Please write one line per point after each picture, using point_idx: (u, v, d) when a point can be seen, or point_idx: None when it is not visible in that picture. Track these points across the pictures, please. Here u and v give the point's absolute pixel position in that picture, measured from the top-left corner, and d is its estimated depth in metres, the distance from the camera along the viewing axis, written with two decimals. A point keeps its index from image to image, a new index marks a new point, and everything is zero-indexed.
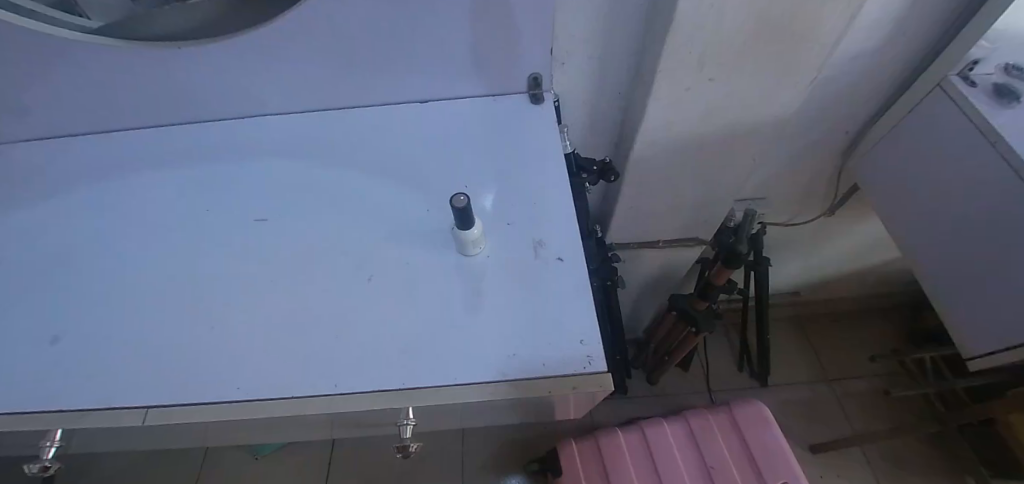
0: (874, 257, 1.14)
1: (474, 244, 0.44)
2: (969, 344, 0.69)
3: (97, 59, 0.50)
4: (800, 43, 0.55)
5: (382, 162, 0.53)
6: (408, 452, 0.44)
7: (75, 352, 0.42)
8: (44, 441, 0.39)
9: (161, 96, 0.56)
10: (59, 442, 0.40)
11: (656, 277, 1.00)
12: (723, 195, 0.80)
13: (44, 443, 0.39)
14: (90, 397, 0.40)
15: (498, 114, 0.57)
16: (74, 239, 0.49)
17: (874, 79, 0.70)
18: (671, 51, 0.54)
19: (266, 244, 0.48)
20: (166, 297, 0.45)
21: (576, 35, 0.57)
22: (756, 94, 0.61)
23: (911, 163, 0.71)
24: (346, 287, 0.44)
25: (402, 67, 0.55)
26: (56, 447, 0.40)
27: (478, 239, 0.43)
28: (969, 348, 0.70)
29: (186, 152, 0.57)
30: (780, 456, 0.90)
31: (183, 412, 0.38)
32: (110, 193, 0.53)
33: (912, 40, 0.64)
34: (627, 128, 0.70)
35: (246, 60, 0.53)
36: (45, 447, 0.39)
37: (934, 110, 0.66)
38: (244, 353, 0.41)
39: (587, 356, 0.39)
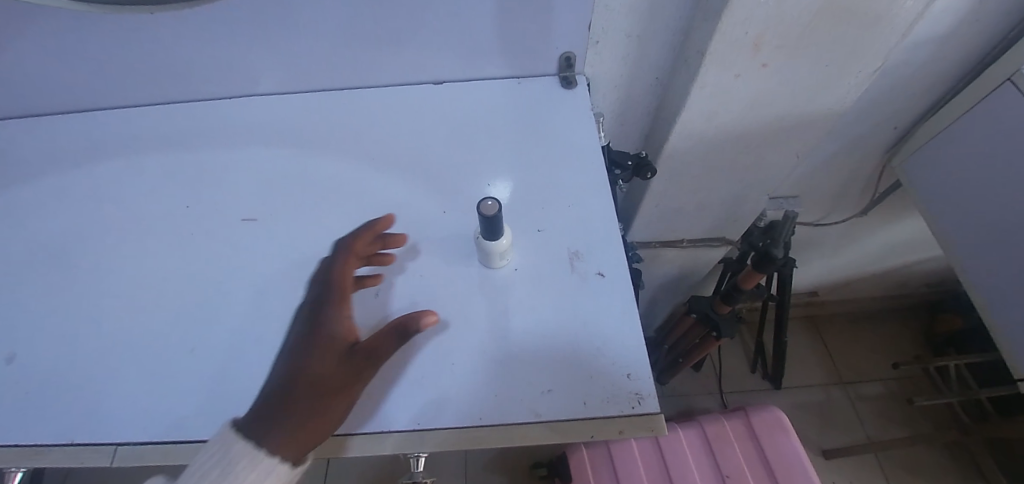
0: (901, 258, 1.09)
1: (500, 255, 0.37)
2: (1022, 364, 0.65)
3: (62, 25, 0.43)
4: (869, 24, 0.47)
5: (391, 154, 0.47)
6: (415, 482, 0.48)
7: (34, 372, 0.36)
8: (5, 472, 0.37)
9: (139, 72, 0.49)
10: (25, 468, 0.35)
11: (675, 277, 0.94)
12: (758, 192, 0.73)
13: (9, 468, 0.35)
14: (51, 429, 0.34)
15: (523, 100, 0.50)
16: (40, 235, 0.43)
17: (934, 70, 0.63)
18: (723, 30, 0.46)
19: (258, 247, 0.42)
20: (141, 308, 0.39)
21: (616, 9, 0.49)
22: (810, 84, 0.55)
23: (969, 166, 0.64)
24: (350, 301, 0.38)
25: (416, 44, 0.48)
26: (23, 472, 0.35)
27: (505, 248, 0.37)
28: None
29: (167, 137, 0.50)
30: (799, 464, 0.86)
31: (153, 453, 0.33)
32: (80, 182, 0.47)
33: (984, 26, 0.57)
34: (662, 118, 0.63)
35: (236, 30, 0.45)
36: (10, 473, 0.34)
37: (1000, 108, 0.58)
38: (230, 381, 0.35)
39: (636, 394, 0.32)
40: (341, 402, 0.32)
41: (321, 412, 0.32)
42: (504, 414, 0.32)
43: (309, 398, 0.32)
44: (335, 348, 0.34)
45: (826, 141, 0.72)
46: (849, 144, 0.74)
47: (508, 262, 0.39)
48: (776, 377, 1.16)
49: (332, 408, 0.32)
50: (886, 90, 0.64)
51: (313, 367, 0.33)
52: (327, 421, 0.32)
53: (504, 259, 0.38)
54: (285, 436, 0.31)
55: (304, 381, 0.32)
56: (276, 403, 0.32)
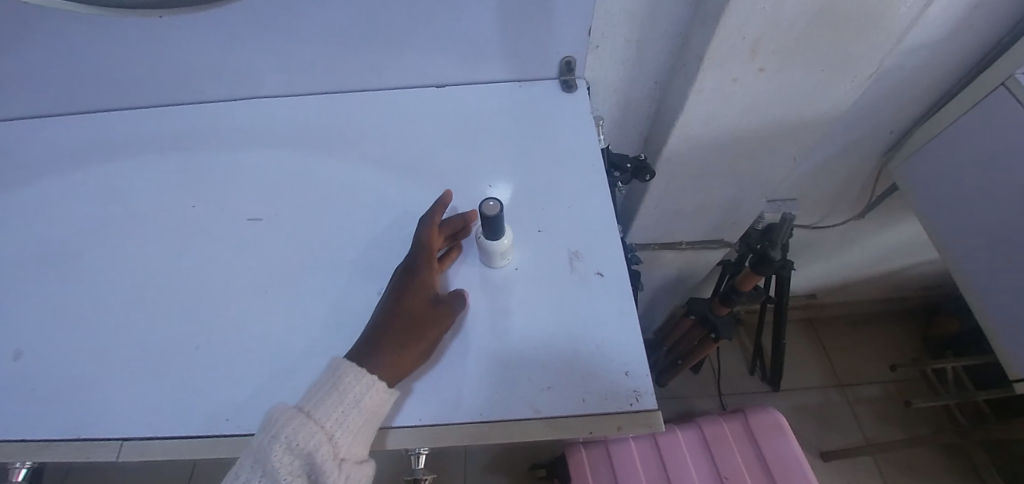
0: (898, 261, 1.09)
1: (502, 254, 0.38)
2: (1016, 365, 0.66)
3: (71, 27, 0.44)
4: (864, 30, 0.48)
5: (393, 155, 0.47)
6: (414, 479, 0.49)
7: (42, 368, 0.37)
8: (11, 467, 0.37)
9: (145, 74, 0.49)
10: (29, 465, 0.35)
11: (674, 279, 0.95)
12: (756, 195, 0.74)
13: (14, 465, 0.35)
14: (58, 425, 0.34)
15: (523, 103, 0.51)
16: (46, 233, 0.44)
17: (929, 75, 0.64)
18: (720, 36, 0.47)
19: (262, 247, 0.42)
20: (146, 306, 0.39)
21: (615, 15, 0.50)
22: (806, 89, 0.55)
23: (964, 170, 0.65)
24: (353, 299, 0.39)
25: (418, 48, 0.49)
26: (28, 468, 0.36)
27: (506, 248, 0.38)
28: (1016, 370, 0.66)
29: (172, 137, 0.50)
30: (796, 466, 0.87)
31: (158, 448, 0.33)
32: (86, 182, 0.47)
33: (978, 32, 0.58)
34: (661, 122, 0.63)
35: (242, 33, 0.46)
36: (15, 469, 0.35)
37: (994, 112, 0.58)
38: (235, 378, 0.36)
39: (634, 391, 0.33)
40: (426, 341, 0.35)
41: (410, 348, 0.34)
42: (505, 410, 0.33)
43: (401, 334, 0.34)
44: (423, 294, 0.36)
45: (824, 144, 0.73)
46: (845, 147, 0.75)
47: (508, 261, 0.39)
48: (774, 380, 1.17)
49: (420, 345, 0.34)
50: (881, 94, 0.65)
51: (404, 308, 0.36)
52: (415, 355, 0.34)
53: (504, 258, 0.39)
54: (380, 366, 0.33)
55: (396, 319, 0.35)
56: (372, 340, 0.34)
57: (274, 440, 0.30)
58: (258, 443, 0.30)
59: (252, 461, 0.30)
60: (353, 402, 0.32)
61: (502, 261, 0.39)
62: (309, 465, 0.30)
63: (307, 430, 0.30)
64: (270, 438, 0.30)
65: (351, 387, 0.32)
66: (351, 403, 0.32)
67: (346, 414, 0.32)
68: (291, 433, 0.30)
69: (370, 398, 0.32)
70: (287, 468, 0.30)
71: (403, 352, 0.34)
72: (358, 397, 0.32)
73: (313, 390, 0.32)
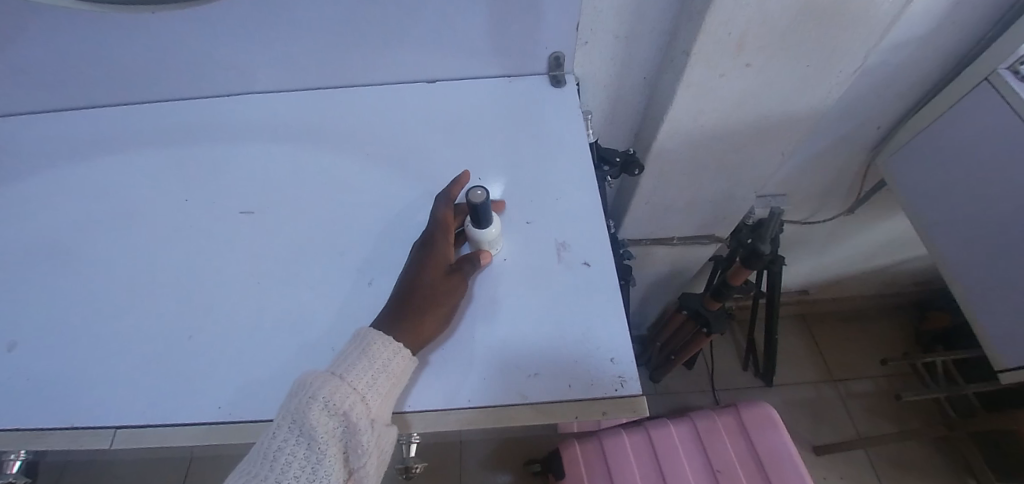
0: (888, 256, 1.11)
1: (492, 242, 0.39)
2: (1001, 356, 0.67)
3: (65, 22, 0.44)
4: (849, 25, 0.49)
5: (384, 149, 0.48)
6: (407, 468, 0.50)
7: (36, 359, 0.37)
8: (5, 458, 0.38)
9: (139, 70, 0.50)
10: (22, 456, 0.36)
11: (667, 275, 0.96)
12: (746, 190, 0.75)
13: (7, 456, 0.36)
14: (51, 414, 0.35)
15: (513, 98, 0.52)
16: (40, 227, 0.44)
17: (915, 71, 0.65)
18: (706, 31, 0.48)
19: (254, 240, 0.43)
20: (139, 298, 0.40)
21: (603, 11, 0.51)
22: (793, 84, 0.56)
23: (949, 163, 0.66)
24: (345, 290, 0.39)
25: (409, 44, 0.49)
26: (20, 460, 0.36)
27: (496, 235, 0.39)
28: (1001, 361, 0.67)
29: (166, 132, 0.51)
30: (789, 460, 0.89)
31: (151, 436, 0.34)
32: (79, 177, 0.48)
33: (962, 28, 0.59)
34: (650, 117, 0.64)
35: (233, 29, 0.47)
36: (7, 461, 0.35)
37: (978, 107, 0.60)
38: (227, 367, 0.36)
39: (619, 377, 0.34)
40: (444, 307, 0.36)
41: (429, 315, 0.35)
42: (492, 396, 0.33)
43: (420, 301, 0.36)
44: (440, 266, 0.38)
45: (812, 140, 0.74)
46: (833, 143, 0.76)
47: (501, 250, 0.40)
48: (767, 375, 1.18)
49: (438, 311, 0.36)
50: (868, 90, 0.66)
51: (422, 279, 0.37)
52: (435, 321, 0.35)
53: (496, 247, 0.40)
54: (402, 331, 0.34)
55: (413, 290, 0.36)
56: (393, 310, 0.36)
57: (311, 401, 0.30)
58: (293, 406, 0.30)
59: (289, 422, 0.30)
60: (382, 367, 0.32)
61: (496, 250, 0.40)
62: (344, 427, 0.31)
63: (343, 392, 0.31)
64: (307, 399, 0.30)
65: (382, 352, 0.33)
66: (381, 368, 0.32)
67: (377, 377, 0.32)
68: (328, 395, 0.30)
69: (396, 363, 0.33)
70: (325, 427, 0.30)
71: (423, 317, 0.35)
72: (388, 362, 0.33)
73: (343, 357, 0.33)
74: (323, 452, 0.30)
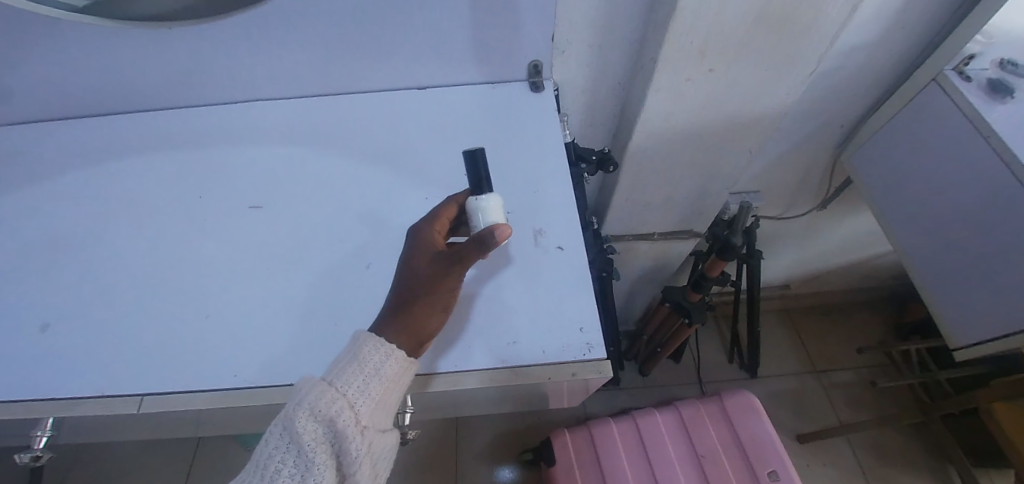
0: (864, 251, 1.16)
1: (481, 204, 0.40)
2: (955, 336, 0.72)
3: (89, 34, 0.49)
4: (800, 34, 0.55)
5: (380, 150, 0.53)
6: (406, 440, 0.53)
7: (67, 338, 0.41)
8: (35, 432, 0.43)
9: (154, 78, 0.55)
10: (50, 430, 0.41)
11: (650, 269, 1.01)
12: (720, 188, 0.80)
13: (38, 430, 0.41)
14: (83, 385, 0.39)
15: (497, 102, 0.57)
16: (65, 222, 0.49)
17: (869, 73, 0.70)
18: (670, 39, 0.54)
19: (261, 232, 0.47)
20: (159, 283, 0.44)
21: (577, 22, 0.57)
22: (754, 86, 0.61)
23: (904, 159, 0.71)
24: (345, 273, 0.44)
25: (401, 54, 0.55)
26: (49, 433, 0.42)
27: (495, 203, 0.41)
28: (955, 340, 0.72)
29: (178, 136, 0.56)
30: (769, 444, 0.94)
31: (174, 401, 0.38)
32: (100, 177, 0.52)
33: (908, 35, 0.65)
34: (625, 119, 0.69)
35: (241, 42, 0.52)
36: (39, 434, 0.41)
37: (930, 106, 0.66)
38: (240, 342, 0.41)
39: (587, 344, 0.38)
40: (440, 301, 0.38)
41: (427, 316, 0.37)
42: (476, 361, 0.38)
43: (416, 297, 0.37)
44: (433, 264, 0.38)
45: (779, 138, 0.79)
46: (799, 141, 0.81)
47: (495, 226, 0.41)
48: (752, 366, 1.23)
49: (435, 306, 0.37)
50: (827, 91, 0.71)
51: (416, 274, 0.38)
52: (432, 317, 0.37)
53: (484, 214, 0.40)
54: (401, 331, 0.36)
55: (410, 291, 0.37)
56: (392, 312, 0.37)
57: (299, 408, 0.32)
58: (284, 413, 0.32)
59: (280, 430, 0.32)
60: (371, 372, 0.35)
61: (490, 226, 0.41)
62: (331, 434, 0.33)
63: (330, 398, 0.33)
64: (296, 406, 0.32)
65: (370, 358, 0.35)
66: (371, 373, 0.34)
67: (365, 383, 0.34)
68: (315, 401, 0.32)
69: (387, 368, 0.35)
70: (311, 434, 0.32)
71: (420, 314, 0.37)
72: (377, 366, 0.35)
73: (336, 364, 0.35)
74: (311, 459, 0.32)
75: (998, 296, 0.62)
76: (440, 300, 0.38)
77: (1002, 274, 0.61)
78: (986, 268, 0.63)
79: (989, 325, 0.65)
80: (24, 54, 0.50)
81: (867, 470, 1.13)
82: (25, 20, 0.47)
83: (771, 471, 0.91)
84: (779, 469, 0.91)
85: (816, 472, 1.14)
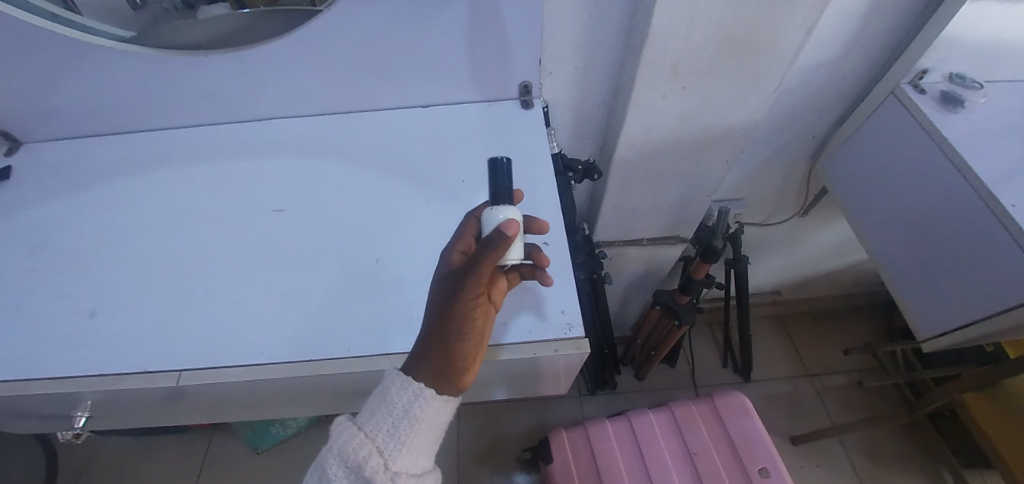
0: (849, 257, 1.21)
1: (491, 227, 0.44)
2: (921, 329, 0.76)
3: (137, 60, 0.57)
4: (762, 54, 0.61)
5: (388, 160, 0.60)
6: None
7: (113, 322, 0.47)
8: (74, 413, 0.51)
9: (189, 99, 0.62)
10: (86, 413, 0.50)
11: (642, 274, 1.06)
12: (703, 195, 0.86)
13: (76, 413, 0.50)
14: (127, 362, 0.45)
15: (492, 118, 0.64)
16: (108, 223, 0.55)
17: (834, 89, 0.77)
18: (646, 61, 0.60)
19: (282, 231, 0.54)
20: (192, 275, 0.50)
21: (562, 47, 0.64)
22: (726, 101, 0.68)
23: (871, 166, 0.77)
24: (357, 267, 0.50)
25: (407, 76, 0.62)
26: (85, 417, 0.50)
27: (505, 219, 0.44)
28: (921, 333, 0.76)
29: (208, 149, 0.63)
30: (760, 442, 0.98)
31: (206, 376, 0.44)
32: (139, 185, 0.59)
33: (867, 53, 0.71)
34: (610, 132, 0.76)
35: (268, 67, 0.59)
36: (76, 416, 0.50)
37: (890, 117, 0.72)
38: (265, 326, 0.47)
39: (568, 324, 0.44)
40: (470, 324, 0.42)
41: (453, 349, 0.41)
42: None
43: (443, 324, 0.41)
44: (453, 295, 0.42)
45: (754, 149, 0.85)
46: (775, 151, 0.87)
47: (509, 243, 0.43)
48: (745, 369, 1.27)
49: (464, 329, 0.41)
50: (796, 104, 0.78)
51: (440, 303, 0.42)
52: (466, 340, 0.42)
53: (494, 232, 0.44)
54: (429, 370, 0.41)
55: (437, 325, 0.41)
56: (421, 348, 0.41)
57: (333, 453, 0.40)
58: (325, 457, 0.41)
59: (323, 470, 0.41)
60: (398, 418, 0.41)
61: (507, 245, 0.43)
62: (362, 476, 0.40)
63: (359, 444, 0.40)
64: (333, 451, 0.41)
65: (400, 400, 0.41)
66: (397, 418, 0.41)
67: (393, 429, 0.41)
68: (346, 446, 0.40)
69: (415, 409, 0.41)
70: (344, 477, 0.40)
71: (451, 340, 0.41)
72: (406, 409, 0.41)
73: (369, 411, 0.43)
74: None
75: (958, 290, 0.67)
76: (469, 322, 0.42)
77: (959, 268, 0.66)
78: (943, 265, 0.68)
79: (952, 318, 0.69)
80: (79, 77, 0.58)
81: (860, 471, 1.16)
82: (85, 49, 0.55)
83: (763, 469, 0.94)
84: (771, 467, 0.94)
85: (810, 473, 1.16)
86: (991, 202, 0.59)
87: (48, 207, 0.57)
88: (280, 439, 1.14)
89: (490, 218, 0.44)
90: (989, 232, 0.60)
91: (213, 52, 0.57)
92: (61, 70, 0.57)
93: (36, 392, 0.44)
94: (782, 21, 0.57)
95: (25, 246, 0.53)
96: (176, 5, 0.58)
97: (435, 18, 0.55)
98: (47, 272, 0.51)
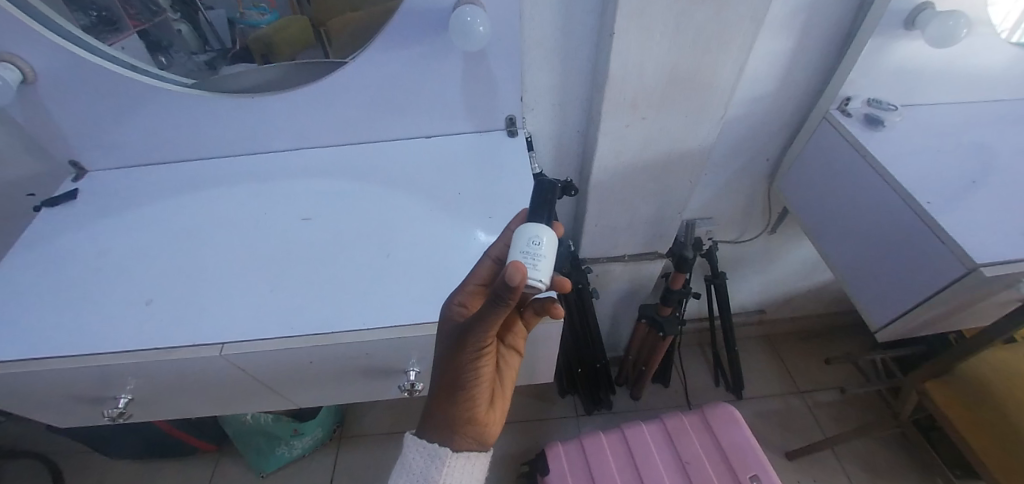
0: (824, 274, 1.29)
1: (539, 241, 0.44)
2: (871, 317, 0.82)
3: (194, 102, 0.70)
4: (707, 88, 0.74)
5: (396, 179, 0.71)
6: (412, 389, 0.61)
7: (166, 309, 0.56)
8: (118, 395, 0.59)
9: (229, 134, 0.74)
10: (129, 394, 0.59)
11: (628, 291, 1.14)
12: (673, 213, 0.96)
13: (118, 394, 0.59)
14: (179, 338, 0.53)
15: (483, 145, 0.76)
16: (157, 232, 0.65)
17: (777, 116, 0.89)
18: (608, 96, 0.73)
19: (306, 236, 0.64)
20: (230, 271, 0.60)
21: (540, 87, 0.77)
22: (680, 128, 0.80)
23: (816, 180, 0.88)
24: (371, 261, 0.60)
25: (411, 113, 0.75)
26: (127, 398, 0.59)
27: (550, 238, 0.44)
28: (872, 322, 0.82)
29: (242, 174, 0.74)
30: (750, 452, 1.01)
31: (244, 346, 0.53)
32: (184, 202, 0.70)
33: (801, 85, 0.84)
34: (586, 156, 0.87)
35: (299, 108, 0.72)
36: (120, 397, 0.58)
37: (825, 138, 0.84)
38: (294, 308, 0.56)
39: None
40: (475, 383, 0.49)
41: (465, 406, 0.50)
42: None
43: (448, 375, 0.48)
44: (462, 363, 0.48)
45: (715, 171, 0.98)
46: (733, 173, 0.99)
47: (545, 260, 0.43)
48: (736, 385, 1.31)
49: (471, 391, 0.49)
50: (745, 130, 0.90)
51: (445, 357, 0.48)
52: (472, 398, 0.50)
53: (542, 248, 0.43)
54: (443, 427, 0.51)
55: (451, 389, 0.49)
56: (439, 405, 0.50)
57: None
58: None
59: None
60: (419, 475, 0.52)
61: (545, 260, 0.43)
62: None
63: None
64: None
65: (417, 463, 0.52)
66: (418, 475, 0.52)
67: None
68: None
69: (431, 466, 0.51)
70: None
71: (460, 399, 0.50)
72: (422, 471, 0.52)
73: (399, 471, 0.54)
74: None
75: (892, 282, 0.76)
76: (473, 374, 0.48)
77: (892, 262, 0.75)
78: (879, 259, 0.77)
79: (891, 308, 0.77)
80: (143, 117, 0.71)
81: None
82: (153, 94, 0.68)
83: (753, 477, 0.98)
84: (762, 474, 0.97)
85: None
86: (907, 198, 0.70)
87: (107, 220, 0.67)
88: (284, 462, 1.17)
89: (537, 234, 0.44)
90: (912, 231, 0.70)
91: (259, 94, 0.71)
92: (131, 110, 0.70)
93: (100, 363, 0.52)
94: (717, 60, 0.70)
95: (87, 252, 0.63)
96: (200, 65, 0.72)
97: (436, 65, 0.69)
98: (108, 271, 0.61)
